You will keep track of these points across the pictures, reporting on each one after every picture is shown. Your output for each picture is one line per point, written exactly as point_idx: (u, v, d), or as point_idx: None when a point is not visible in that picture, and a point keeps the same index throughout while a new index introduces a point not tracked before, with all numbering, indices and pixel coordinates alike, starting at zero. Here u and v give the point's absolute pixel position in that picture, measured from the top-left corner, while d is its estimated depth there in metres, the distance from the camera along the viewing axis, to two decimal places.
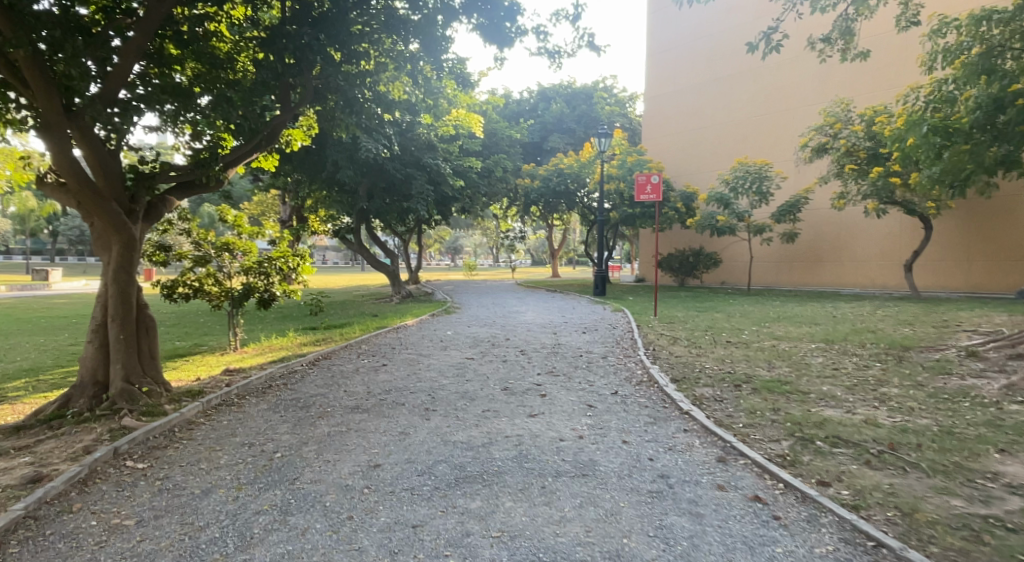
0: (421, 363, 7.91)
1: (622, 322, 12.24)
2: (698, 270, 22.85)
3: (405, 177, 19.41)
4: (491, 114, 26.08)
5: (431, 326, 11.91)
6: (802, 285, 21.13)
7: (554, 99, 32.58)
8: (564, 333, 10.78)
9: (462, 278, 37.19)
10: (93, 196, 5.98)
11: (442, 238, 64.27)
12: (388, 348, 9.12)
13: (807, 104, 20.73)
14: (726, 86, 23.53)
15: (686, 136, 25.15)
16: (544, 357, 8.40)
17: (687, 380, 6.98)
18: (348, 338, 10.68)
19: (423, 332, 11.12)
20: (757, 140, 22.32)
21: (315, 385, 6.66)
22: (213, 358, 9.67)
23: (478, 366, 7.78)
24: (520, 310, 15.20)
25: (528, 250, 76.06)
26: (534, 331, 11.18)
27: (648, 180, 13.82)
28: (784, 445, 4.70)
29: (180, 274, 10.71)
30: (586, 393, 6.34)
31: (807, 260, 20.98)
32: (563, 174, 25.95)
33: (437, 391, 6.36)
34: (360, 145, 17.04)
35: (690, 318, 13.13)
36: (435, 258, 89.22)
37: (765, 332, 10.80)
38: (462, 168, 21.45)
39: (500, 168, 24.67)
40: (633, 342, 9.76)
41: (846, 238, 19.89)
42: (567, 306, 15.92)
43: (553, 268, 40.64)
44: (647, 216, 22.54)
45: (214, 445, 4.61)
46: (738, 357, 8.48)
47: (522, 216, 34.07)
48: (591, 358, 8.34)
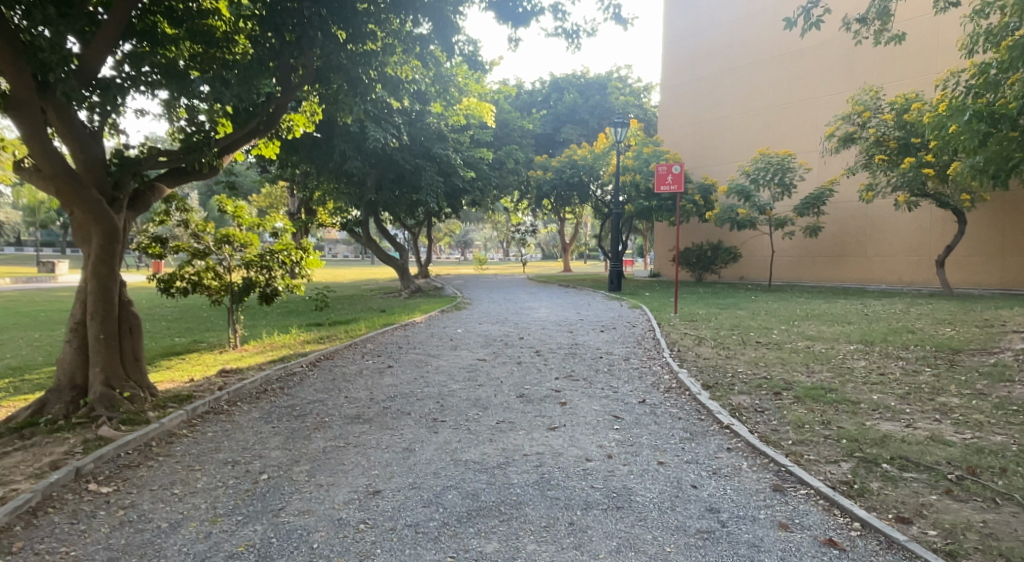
0: (429, 365, 7.34)
1: (641, 320, 11.63)
2: (716, 265, 22.14)
3: (414, 169, 18.84)
4: (503, 104, 25.43)
5: (441, 324, 11.35)
6: (825, 281, 20.37)
7: (567, 90, 31.85)
8: (581, 332, 10.18)
9: (472, 272, 36.66)
10: (70, 182, 5.42)
11: (452, 232, 63.73)
12: (395, 347, 8.57)
13: (834, 92, 19.90)
14: (748, 74, 22.73)
15: (705, 127, 24.38)
16: (562, 358, 7.80)
17: (720, 387, 6.36)
18: (353, 335, 10.15)
19: (432, 329, 10.56)
20: (779, 130, 21.53)
21: (313, 389, 6.11)
22: (211, 356, 9.17)
23: (490, 369, 7.20)
24: (534, 306, 14.61)
25: (539, 244, 75.38)
26: (550, 329, 10.58)
27: (669, 169, 13.13)
28: (845, 468, 4.09)
29: (178, 267, 10.20)
30: (611, 402, 5.74)
31: (832, 255, 20.20)
32: (577, 166, 25.27)
33: (446, 397, 5.78)
34: (368, 135, 16.47)
35: (712, 315, 12.50)
36: (445, 251, 88.90)
37: (796, 332, 10.13)
38: (473, 159, 20.85)
39: (512, 160, 24.02)
40: (656, 342, 9.14)
41: (873, 232, 19.10)
42: (582, 302, 15.31)
43: (564, 263, 39.98)
44: (664, 209, 21.84)
45: (193, 463, 4.06)
46: (772, 360, 7.84)
47: (534, 209, 33.42)
48: (613, 360, 7.74)
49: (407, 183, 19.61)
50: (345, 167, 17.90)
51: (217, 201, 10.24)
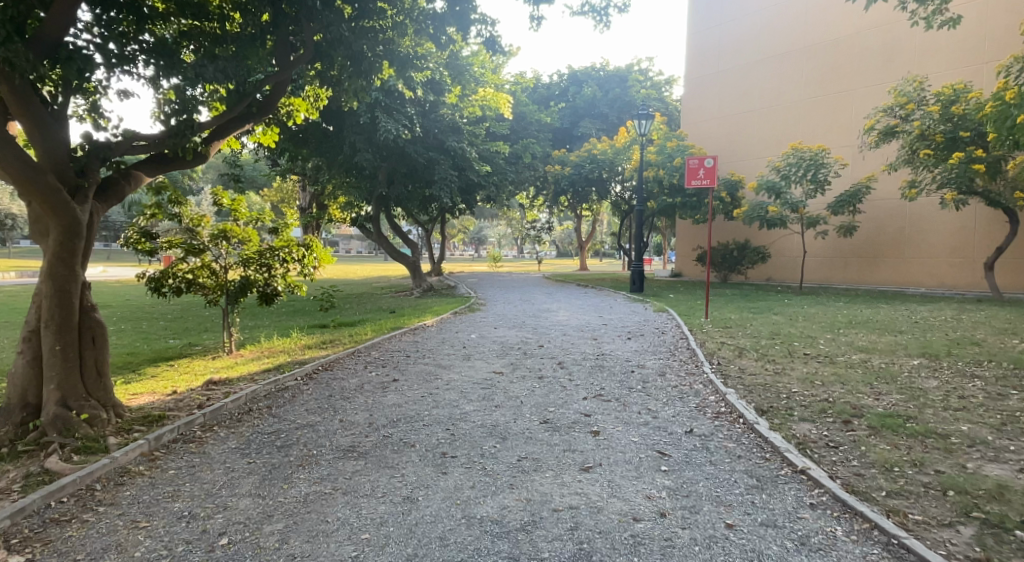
0: (439, 380, 6.50)
1: (671, 326, 10.69)
2: (743, 265, 21.09)
3: (428, 163, 18.03)
4: (520, 96, 24.56)
5: (454, 328, 10.51)
6: (861, 283, 19.27)
7: (586, 83, 30.89)
8: (606, 340, 9.28)
9: (486, 270, 35.84)
10: (21, 166, 4.61)
11: (466, 228, 62.97)
12: (402, 357, 7.73)
13: (872, 84, 18.77)
14: (779, 65, 21.65)
15: (733, 121, 23.35)
16: (588, 373, 6.92)
17: (777, 412, 5.45)
18: (358, 341, 9.33)
19: (444, 334, 9.71)
20: (812, 124, 20.43)
21: (304, 411, 5.27)
22: (202, 362, 8.39)
23: (508, 385, 6.34)
24: (553, 309, 13.73)
25: (554, 241, 74.42)
26: (573, 336, 9.68)
27: (700, 164, 11.95)
28: (967, 536, 3.18)
29: (170, 264, 9.46)
30: (652, 432, 4.84)
31: (867, 256, 19.09)
32: (596, 161, 24.33)
33: (458, 423, 4.94)
34: (379, 126, 15.68)
35: (748, 322, 11.52)
36: (459, 248, 88.19)
37: (846, 343, 9.14)
38: (489, 153, 20.00)
39: (529, 154, 23.11)
40: (691, 353, 8.22)
41: (914, 232, 17.97)
42: (604, 305, 14.40)
43: (581, 261, 38.97)
44: (689, 207, 20.85)
45: (140, 517, 3.27)
46: (829, 377, 6.89)
47: (551, 206, 32.47)
48: (647, 375, 6.84)
49: (420, 178, 18.81)
50: (356, 160, 17.12)
51: (212, 193, 9.45)
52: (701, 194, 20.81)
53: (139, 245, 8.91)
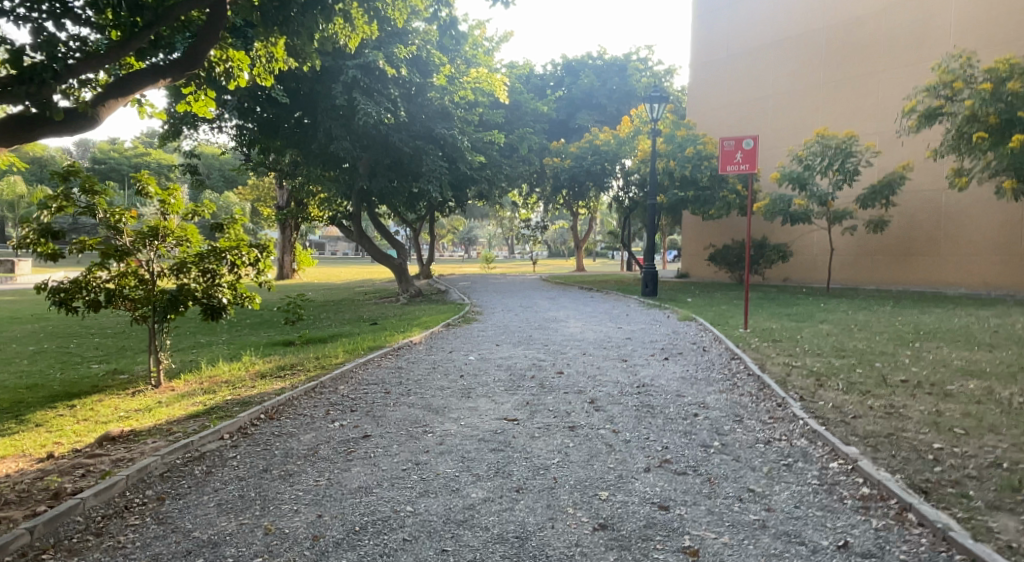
0: (429, 436, 4.55)
1: (712, 342, 8.83)
2: (760, 264, 19.32)
3: (414, 153, 16.07)
4: (515, 83, 22.67)
5: (446, 346, 8.55)
6: (892, 283, 17.57)
7: (582, 72, 29.04)
8: (640, 362, 7.36)
9: (478, 272, 33.89)
10: None
11: (456, 228, 61.22)
12: (380, 395, 5.76)
13: (902, 65, 17.09)
14: (796, 48, 19.99)
15: (747, 108, 21.67)
16: (636, 418, 5.00)
17: (947, 494, 3.57)
18: (325, 366, 7.32)
19: (434, 357, 7.76)
20: (834, 109, 18.76)
21: (217, 508, 3.32)
22: (113, 403, 6.30)
23: (529, 443, 4.41)
24: (562, 318, 11.82)
25: (546, 240, 72.89)
26: (597, 356, 7.77)
27: (737, 146, 10.07)
28: None
29: (84, 273, 7.43)
30: (785, 548, 2.92)
31: (900, 253, 17.39)
32: (599, 153, 22.49)
33: (461, 536, 2.99)
34: (357, 109, 13.74)
35: (798, 335, 9.67)
36: (447, 249, 86.38)
37: (938, 362, 7.29)
38: (483, 142, 18.12)
39: (525, 146, 21.28)
40: (757, 383, 6.35)
41: (953, 228, 16.27)
42: (619, 312, 12.55)
43: (578, 261, 37.05)
44: (702, 201, 19.07)
45: None
46: (965, 419, 5.01)
47: (546, 203, 30.67)
48: (717, 421, 4.92)
49: (407, 171, 16.87)
50: (333, 151, 15.15)
51: (134, 179, 7.36)
52: (715, 186, 19.06)
53: (40, 247, 6.98)
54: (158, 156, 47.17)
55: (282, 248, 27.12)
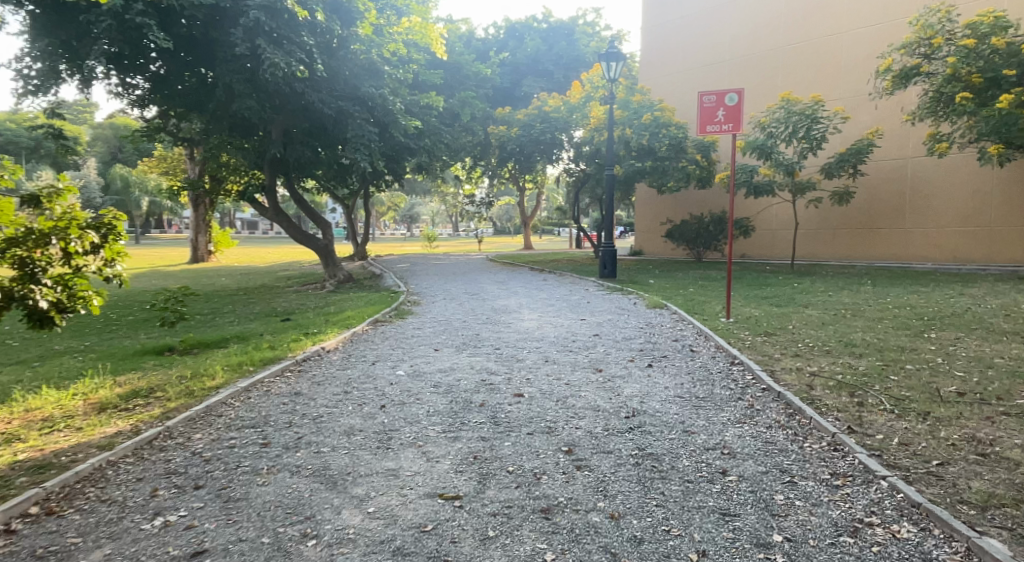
0: (312, 548, 2.70)
1: (700, 339, 7.25)
2: (721, 240, 18.15)
3: (337, 116, 13.78)
4: (455, 41, 20.43)
5: (368, 355, 6.60)
6: (853, 259, 16.77)
7: (527, 36, 27.09)
8: (619, 374, 5.71)
9: (419, 252, 31.71)
10: None
11: (397, 204, 58.48)
12: (252, 451, 3.81)
13: (869, 24, 16.02)
14: (756, 7, 18.71)
15: (703, 74, 20.37)
16: (640, 485, 3.28)
17: None
18: (193, 393, 5.32)
19: (350, 372, 5.85)
20: (797, 73, 17.61)
21: None
22: None
23: (479, 555, 2.63)
24: (514, 309, 10.03)
25: (491, 217, 71.12)
26: (563, 366, 6.03)
27: (718, 102, 8.47)
28: None
29: None
30: None
31: (862, 228, 16.57)
32: (548, 120, 20.71)
33: None
34: (262, 59, 11.40)
35: (791, 325, 8.24)
36: (389, 227, 83.19)
37: (978, 362, 5.92)
38: (419, 105, 16.05)
39: (467, 112, 19.25)
40: (778, 402, 4.78)
41: (919, 200, 15.49)
42: (579, 300, 10.85)
43: (525, 239, 34.97)
44: (659, 172, 17.60)
45: None
46: None
47: (490, 177, 28.73)
48: (760, 485, 3.28)
49: (330, 137, 14.59)
50: (235, 111, 12.69)
51: None
52: (674, 156, 17.64)
53: None
54: (59, 127, 42.07)
55: (194, 229, 24.38)
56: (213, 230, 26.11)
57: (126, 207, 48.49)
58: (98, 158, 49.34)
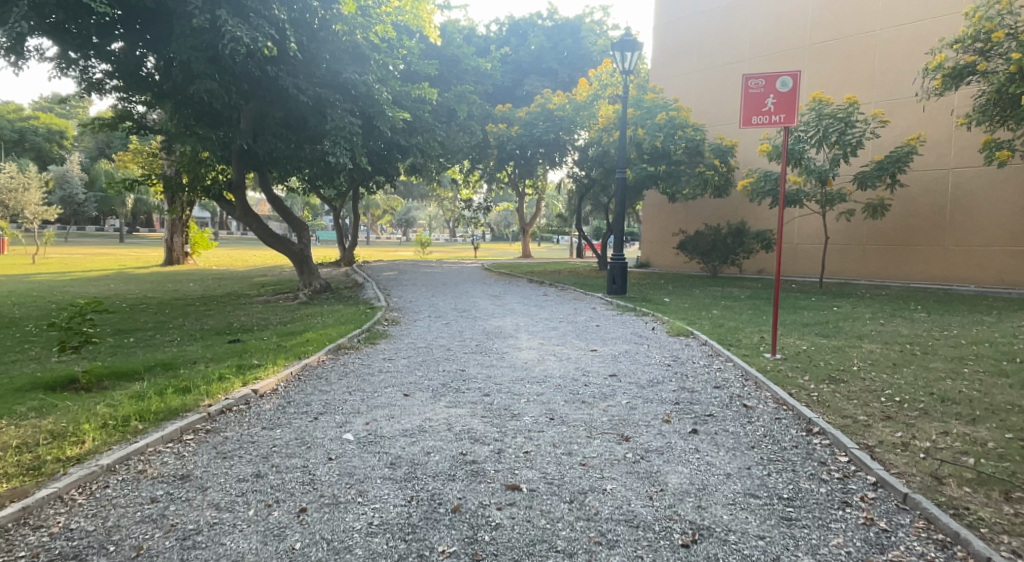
0: None
1: (747, 388, 5.60)
2: (739, 254, 16.55)
3: (315, 105, 12.19)
4: (453, 32, 18.89)
5: (316, 403, 4.96)
6: (885, 278, 15.22)
7: (530, 33, 25.65)
8: (654, 447, 4.07)
9: (413, 258, 30.10)
10: None
11: (392, 207, 56.93)
12: None
13: (907, 20, 14.56)
14: (781, 1, 17.24)
15: (721, 73, 18.87)
16: None
17: None
18: (41, 466, 3.62)
19: (282, 434, 4.22)
20: (826, 73, 16.11)
21: None
22: None
23: None
24: (510, 334, 8.38)
25: (489, 222, 69.70)
26: (575, 431, 4.38)
27: (767, 87, 6.88)
28: None
29: None
30: None
31: (896, 244, 15.04)
32: (552, 119, 19.15)
33: None
34: (222, 33, 9.76)
35: (854, 367, 6.62)
36: (385, 231, 81.66)
37: None
38: (410, 96, 14.46)
39: (464, 108, 17.68)
40: (910, 516, 3.12)
41: (962, 215, 13.95)
42: (587, 324, 9.20)
43: (524, 247, 33.44)
44: (673, 178, 16.02)
45: None
46: None
47: (488, 182, 27.14)
48: None
49: (307, 130, 12.97)
50: (193, 95, 11.03)
51: None
52: (690, 161, 16.07)
53: None
54: None
55: (169, 229, 22.81)
56: (191, 230, 24.43)
57: (111, 203, 46.79)
58: (85, 154, 47.77)
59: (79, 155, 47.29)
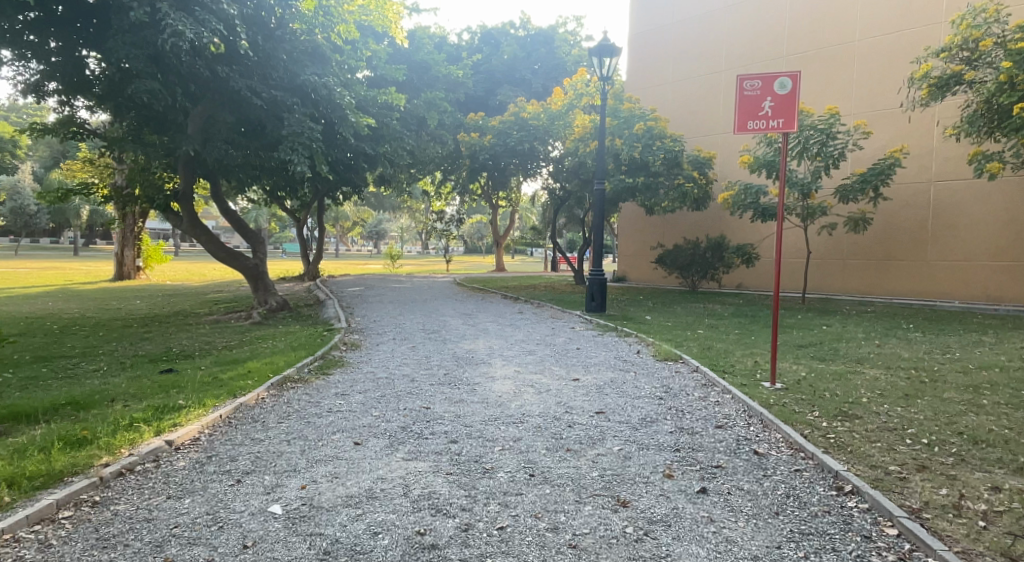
0: None
1: (753, 428, 4.88)
2: (719, 268, 16.05)
3: (271, 109, 11.29)
4: (422, 36, 18.11)
5: (243, 458, 4.05)
6: (866, 294, 14.87)
7: (503, 42, 25.11)
8: (661, 518, 3.28)
9: (382, 272, 29.05)
10: None
11: (362, 218, 55.72)
12: None
13: (886, 32, 14.34)
14: (758, 11, 16.94)
15: (698, 84, 18.49)
16: None
17: None
18: None
19: (188, 506, 3.32)
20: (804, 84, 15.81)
21: None
22: None
23: None
24: (482, 361, 7.54)
25: (462, 234, 68.87)
26: (561, 494, 3.58)
27: (765, 89, 6.23)
28: None
29: None
30: None
31: (877, 259, 14.70)
32: (526, 128, 18.49)
33: None
34: (162, 27, 8.82)
35: (862, 397, 5.97)
36: (355, 243, 80.12)
37: None
38: (375, 101, 13.64)
39: (434, 116, 16.91)
40: None
41: (944, 229, 13.66)
42: (566, 347, 8.42)
43: (497, 260, 32.66)
44: (652, 190, 15.45)
45: None
46: None
47: (460, 193, 26.33)
48: None
49: (263, 136, 12.04)
50: (133, 96, 10.02)
51: None
52: (668, 173, 15.54)
53: None
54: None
55: (119, 241, 21.47)
56: (144, 243, 23.04)
57: (64, 214, 44.61)
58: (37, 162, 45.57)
59: (31, 164, 44.95)
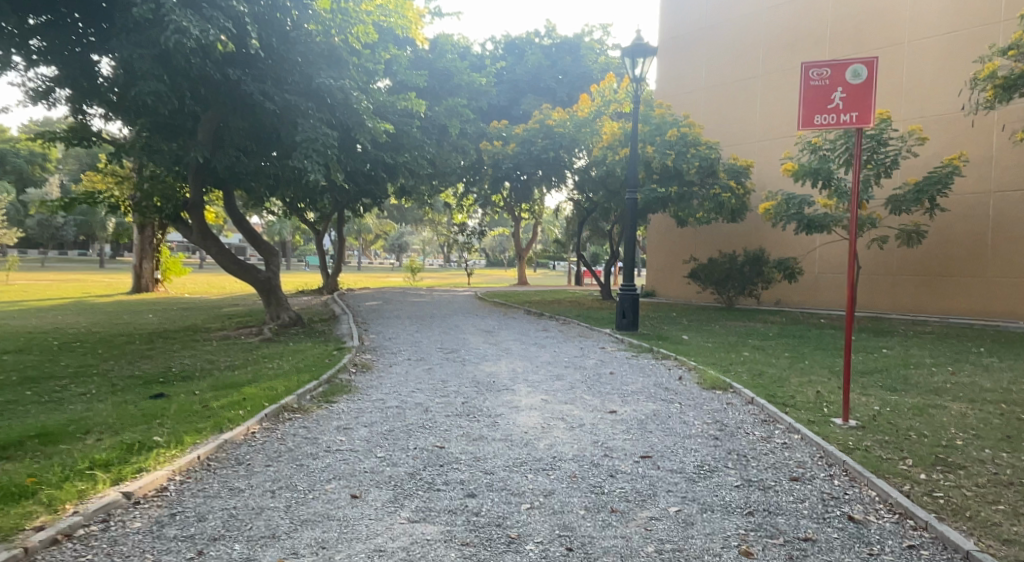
0: None
1: (838, 483, 3.97)
2: (758, 284, 15.05)
3: (283, 114, 10.71)
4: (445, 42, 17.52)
5: (212, 518, 3.29)
6: (919, 313, 13.73)
7: (527, 51, 24.54)
8: None
9: (403, 285, 28.45)
10: None
11: (384, 231, 55.43)
12: None
13: (939, 31, 13.36)
14: (797, 13, 16.05)
15: (733, 90, 17.61)
16: None
17: None
18: None
19: None
20: None
21: None
22: None
23: None
24: (505, 388, 6.71)
25: (484, 248, 68.28)
26: None
27: (834, 79, 5.40)
28: None
29: None
30: None
31: (932, 275, 13.57)
32: (551, 136, 17.73)
33: None
34: (166, 24, 8.29)
35: (957, 439, 5.00)
36: (377, 256, 80.10)
37: None
38: (395, 107, 13.03)
39: (455, 124, 16.27)
40: None
41: (1008, 242, 12.50)
42: (598, 372, 7.54)
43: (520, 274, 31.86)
44: (685, 201, 14.57)
45: None
46: None
47: (482, 205, 25.63)
48: None
49: (276, 143, 11.47)
50: (139, 100, 9.53)
51: None
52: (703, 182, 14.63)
53: None
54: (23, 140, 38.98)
55: (138, 253, 21.18)
56: (163, 255, 22.76)
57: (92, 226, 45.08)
58: (68, 175, 46.25)
59: (61, 176, 45.63)
